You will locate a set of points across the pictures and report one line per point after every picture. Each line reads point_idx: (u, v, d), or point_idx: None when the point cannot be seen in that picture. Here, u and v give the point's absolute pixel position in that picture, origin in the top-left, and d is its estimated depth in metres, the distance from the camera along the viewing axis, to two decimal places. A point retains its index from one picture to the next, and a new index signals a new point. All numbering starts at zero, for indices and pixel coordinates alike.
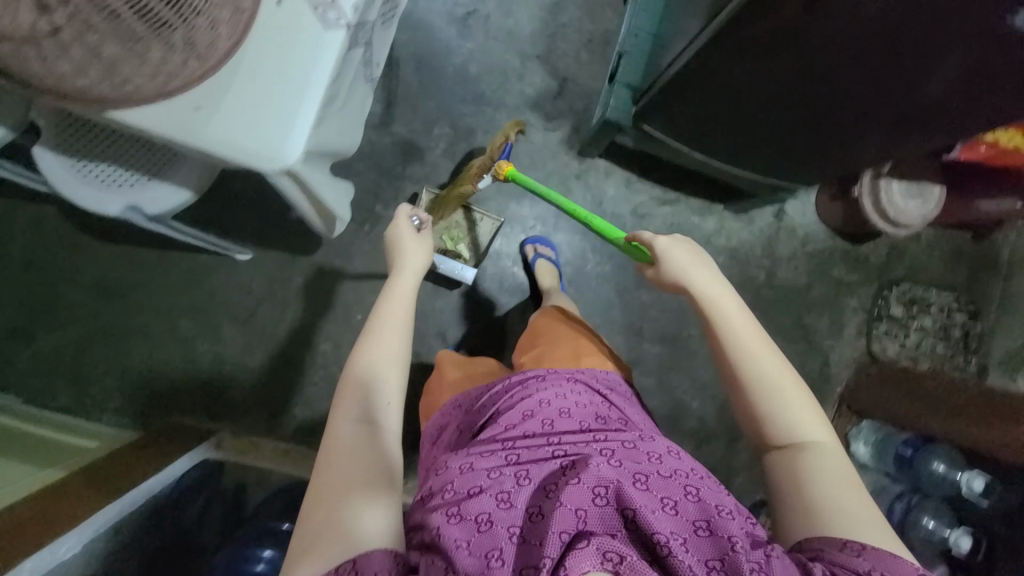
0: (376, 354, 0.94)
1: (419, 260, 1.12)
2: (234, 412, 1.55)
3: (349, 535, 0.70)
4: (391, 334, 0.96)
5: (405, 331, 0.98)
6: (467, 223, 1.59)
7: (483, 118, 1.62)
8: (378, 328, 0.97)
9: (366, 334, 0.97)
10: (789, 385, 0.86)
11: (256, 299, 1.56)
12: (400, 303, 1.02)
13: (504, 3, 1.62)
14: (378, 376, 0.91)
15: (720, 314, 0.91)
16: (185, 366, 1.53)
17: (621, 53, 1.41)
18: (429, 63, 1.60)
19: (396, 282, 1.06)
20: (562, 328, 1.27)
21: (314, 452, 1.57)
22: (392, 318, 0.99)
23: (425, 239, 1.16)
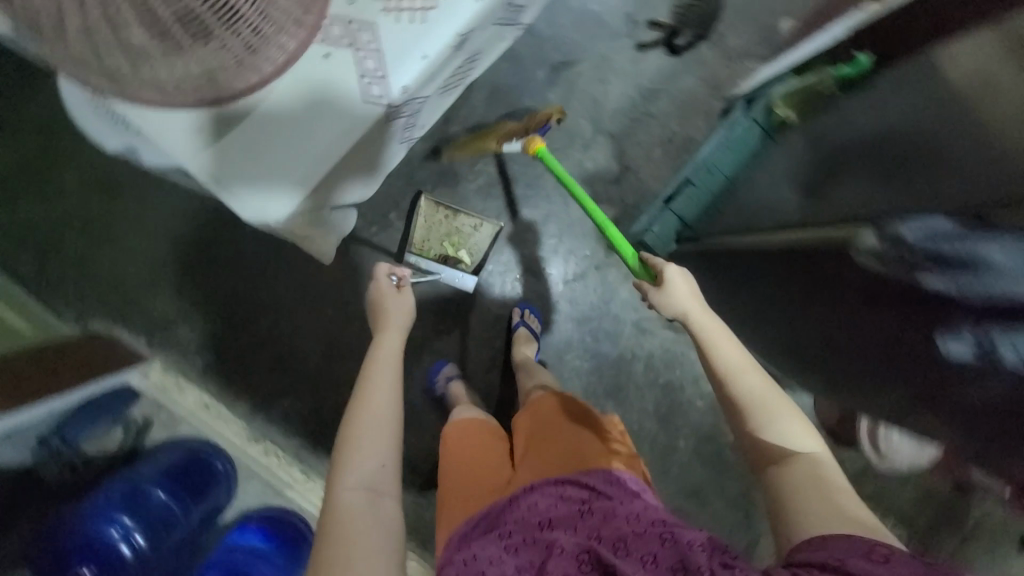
0: (367, 415, 0.85)
1: (399, 328, 1.03)
2: (173, 348, 1.51)
3: None
4: (377, 398, 0.87)
5: (394, 395, 0.89)
6: (466, 230, 1.52)
7: (531, 173, 1.56)
8: (368, 395, 0.88)
9: (355, 400, 0.87)
10: (777, 398, 0.85)
11: (239, 252, 1.51)
12: (387, 368, 0.93)
13: (601, 68, 1.51)
14: (369, 438, 0.82)
15: (715, 335, 0.93)
16: (148, 286, 1.50)
17: (686, 181, 1.35)
18: (502, 96, 1.51)
19: (382, 347, 0.98)
20: (565, 408, 1.13)
21: (231, 417, 1.54)
22: (380, 380, 0.91)
23: (405, 304, 1.08)
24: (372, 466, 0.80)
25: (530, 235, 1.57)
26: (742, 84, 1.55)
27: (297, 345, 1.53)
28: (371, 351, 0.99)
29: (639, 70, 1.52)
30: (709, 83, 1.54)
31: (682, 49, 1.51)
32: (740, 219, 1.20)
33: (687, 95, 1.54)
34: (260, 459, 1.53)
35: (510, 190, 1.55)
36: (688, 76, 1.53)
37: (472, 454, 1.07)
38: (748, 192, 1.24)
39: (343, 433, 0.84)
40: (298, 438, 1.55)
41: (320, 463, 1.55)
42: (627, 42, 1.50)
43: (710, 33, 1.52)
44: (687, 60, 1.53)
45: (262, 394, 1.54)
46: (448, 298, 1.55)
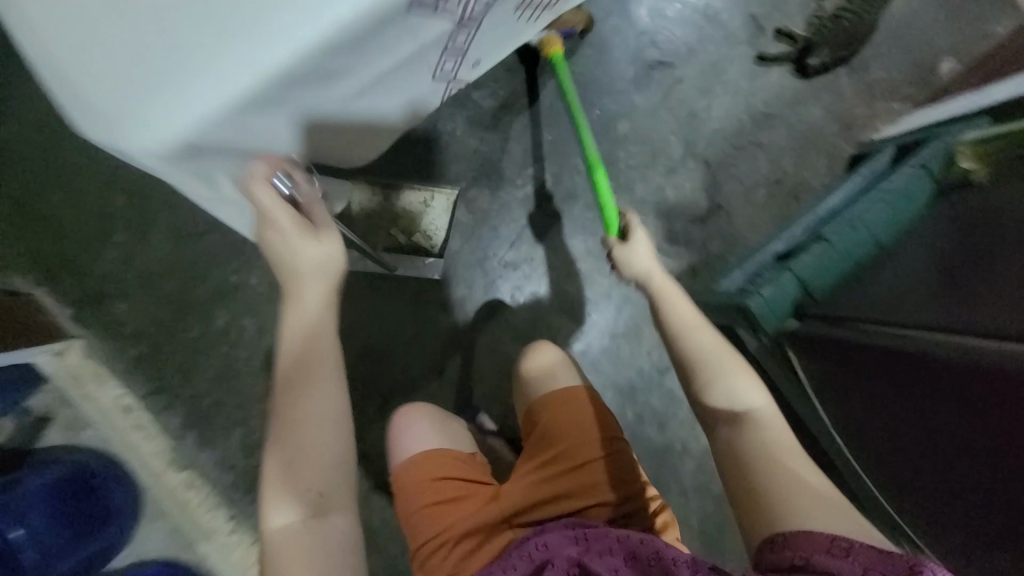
0: (303, 434, 0.61)
1: (322, 292, 0.65)
2: (103, 329, 1.17)
3: None
4: (312, 402, 0.62)
5: (335, 401, 0.63)
6: (417, 206, 1.13)
7: (595, 190, 1.19)
8: (296, 402, 0.62)
9: (283, 405, 0.62)
10: (715, 356, 0.74)
11: (209, 224, 1.17)
12: (333, 364, 0.65)
13: (708, 77, 1.18)
14: (310, 456, 0.61)
15: (668, 297, 0.82)
16: (89, 243, 1.16)
17: (820, 237, 0.92)
18: (577, 88, 1.17)
19: (309, 324, 0.65)
20: (561, 408, 0.83)
21: (154, 430, 1.18)
22: (319, 379, 0.63)
23: (337, 257, 0.64)
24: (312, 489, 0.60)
25: (580, 270, 1.20)
26: (879, 127, 1.21)
27: (258, 355, 1.19)
28: (296, 330, 0.65)
29: (756, 89, 1.18)
30: (839, 119, 1.20)
31: (812, 71, 1.18)
32: (903, 306, 0.79)
33: (810, 129, 1.19)
34: (180, 491, 1.17)
35: (564, 209, 1.20)
36: (815, 107, 1.19)
37: (442, 475, 0.81)
38: (915, 266, 0.83)
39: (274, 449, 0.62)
40: (234, 473, 1.19)
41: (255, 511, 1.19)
42: (746, 51, 1.18)
43: (850, 58, 1.19)
44: (817, 87, 1.19)
45: (199, 409, 1.18)
46: (458, 332, 1.18)
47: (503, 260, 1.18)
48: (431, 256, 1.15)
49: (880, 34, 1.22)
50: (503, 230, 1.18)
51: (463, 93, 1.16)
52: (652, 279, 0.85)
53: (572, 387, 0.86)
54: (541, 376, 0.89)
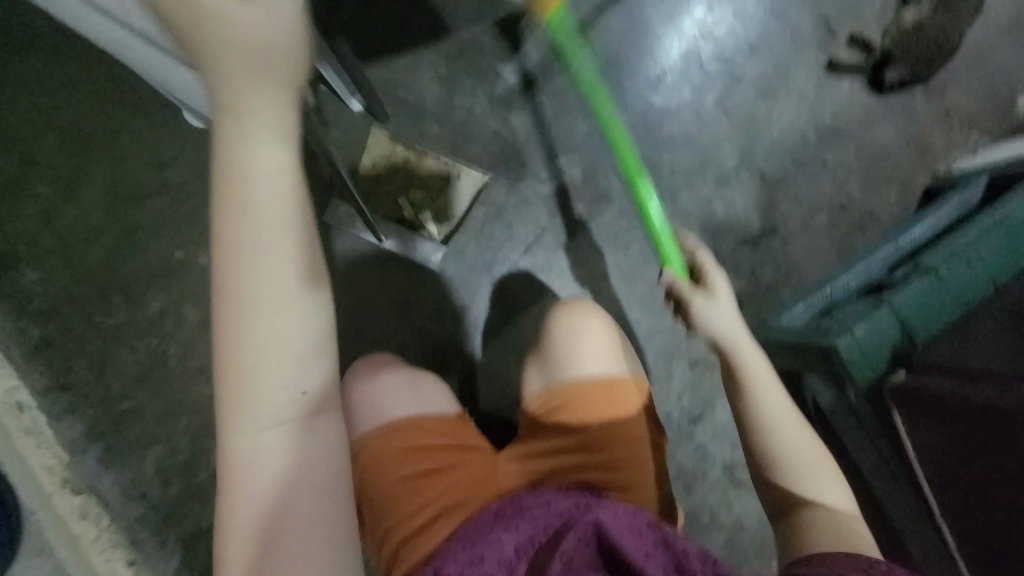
0: (266, 386, 0.38)
1: (267, 121, 0.35)
2: (3, 302, 0.92)
3: None
4: (276, 334, 0.37)
5: (309, 335, 0.38)
6: (432, 181, 0.96)
7: (633, 195, 0.99)
8: (245, 337, 0.37)
9: (223, 337, 0.37)
10: (812, 468, 0.64)
11: (157, 184, 0.94)
12: (299, 264, 0.37)
13: (771, 81, 1.02)
14: (285, 420, 0.39)
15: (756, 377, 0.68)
16: (4, 194, 0.93)
17: (926, 268, 0.74)
18: (620, 75, 1.00)
19: (249, 185, 0.35)
20: (591, 392, 0.71)
21: (51, 439, 0.92)
22: (282, 296, 0.37)
23: (292, 51, 0.34)
24: (293, 464, 0.40)
25: (606, 287, 0.99)
26: (957, 158, 1.05)
27: (196, 353, 0.94)
28: (224, 193, 0.35)
29: (823, 99, 1.02)
30: (914, 144, 1.04)
31: (888, 86, 1.03)
32: None
33: (881, 152, 1.03)
34: (69, 523, 0.90)
35: (594, 213, 0.99)
36: (887, 127, 1.04)
37: (430, 445, 0.69)
38: None
39: (222, 407, 0.39)
40: (145, 503, 0.93)
41: (165, 556, 0.92)
42: (814, 57, 1.03)
43: (929, 77, 1.04)
44: (890, 106, 1.04)
45: (112, 416, 0.93)
46: (450, 348, 0.96)
47: (515, 265, 0.98)
48: (433, 241, 0.96)
49: (962, 54, 1.07)
50: (518, 230, 0.98)
51: (487, 65, 0.98)
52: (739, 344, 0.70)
53: (607, 368, 0.73)
54: (568, 344, 0.75)
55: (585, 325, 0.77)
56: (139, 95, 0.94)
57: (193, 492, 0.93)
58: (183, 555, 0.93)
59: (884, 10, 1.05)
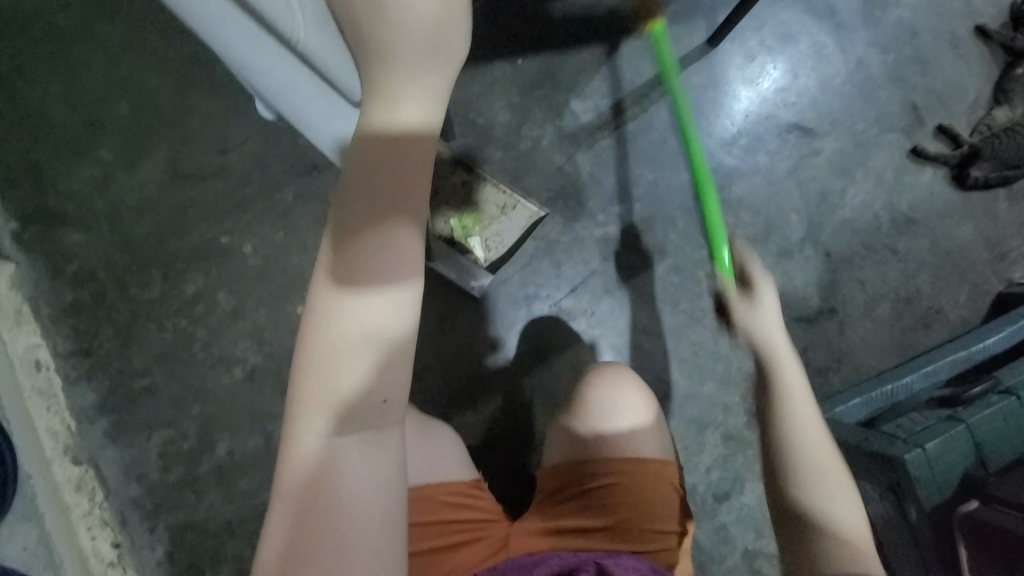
0: (333, 387, 0.33)
1: (419, 97, 0.31)
2: (43, 261, 0.92)
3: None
4: (352, 315, 0.32)
5: (396, 337, 0.32)
6: (489, 207, 0.92)
7: (689, 251, 0.96)
8: (329, 325, 0.32)
9: (307, 313, 0.33)
10: (818, 436, 0.54)
11: (218, 168, 0.94)
12: (395, 241, 0.31)
13: (851, 159, 0.98)
14: (348, 405, 0.33)
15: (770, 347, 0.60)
16: (68, 153, 0.94)
17: (1006, 390, 0.68)
18: (695, 127, 0.98)
19: (382, 158, 0.31)
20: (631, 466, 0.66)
21: (64, 403, 0.90)
22: (366, 270, 0.31)
23: (458, 38, 0.31)
24: (345, 471, 0.34)
25: (648, 342, 0.94)
26: None
27: (222, 341, 0.92)
28: (351, 161, 0.32)
29: (902, 185, 0.98)
30: (990, 247, 0.99)
31: (972, 183, 0.98)
32: None
33: (955, 249, 0.98)
34: (63, 494, 0.87)
35: (647, 264, 0.95)
36: (965, 224, 0.99)
37: (446, 518, 0.65)
38: None
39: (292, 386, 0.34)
40: (141, 486, 0.90)
41: (151, 545, 0.89)
42: (897, 141, 0.99)
43: (1015, 181, 1.00)
44: (971, 204, 0.99)
45: (126, 390, 0.91)
46: (477, 379, 0.93)
47: (557, 304, 0.94)
48: (479, 267, 0.91)
49: None
50: (566, 268, 0.95)
51: (561, 100, 0.97)
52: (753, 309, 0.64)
53: (642, 445, 0.68)
54: (602, 406, 0.71)
55: (619, 380, 0.73)
56: (217, 79, 0.95)
57: (189, 482, 0.90)
58: (168, 547, 0.89)
59: (976, 105, 1.02)
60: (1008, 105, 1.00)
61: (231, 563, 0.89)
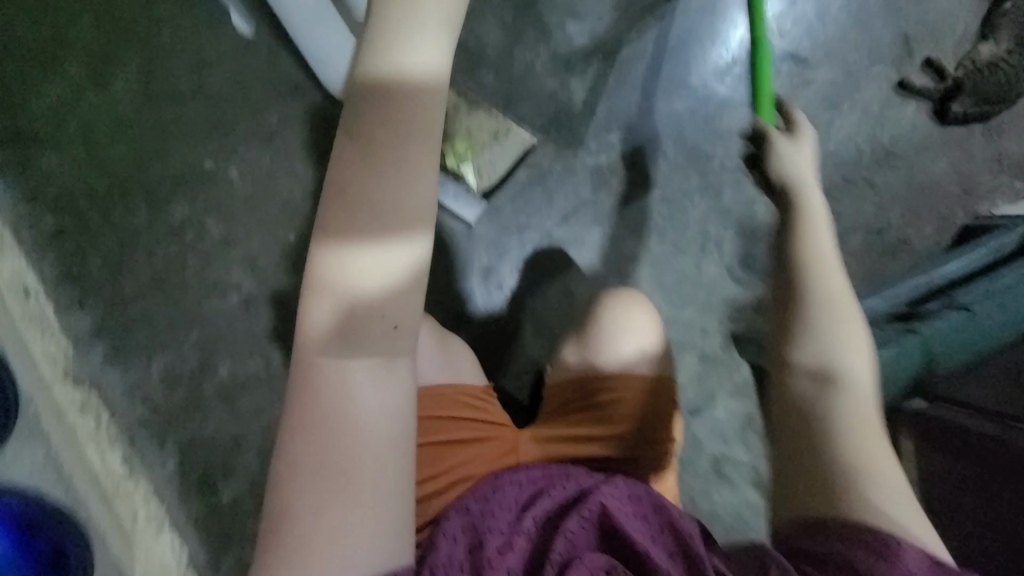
0: (342, 323, 0.35)
1: (434, 1, 0.32)
2: (19, 184, 0.89)
3: (344, 505, 0.37)
4: (363, 243, 0.34)
5: (404, 281, 0.35)
6: (482, 134, 0.91)
7: (677, 181, 0.98)
8: (335, 262, 0.34)
9: (318, 244, 0.35)
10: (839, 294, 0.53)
11: (195, 87, 0.90)
12: (409, 154, 0.33)
13: (840, 91, 0.99)
14: (361, 334, 0.36)
15: (831, 308, 0.52)
16: (33, 67, 0.88)
17: (962, 305, 0.75)
18: (689, 54, 0.96)
19: (381, 106, 0.32)
20: (628, 396, 0.72)
21: (58, 329, 0.90)
22: (378, 197, 0.33)
23: None
24: (354, 397, 0.36)
25: (635, 270, 0.98)
26: (999, 203, 1.05)
27: (214, 268, 0.92)
28: (352, 103, 0.33)
29: (886, 118, 1.00)
30: (960, 182, 1.04)
31: (951, 118, 1.01)
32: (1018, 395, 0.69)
33: (928, 183, 1.02)
34: None
35: (636, 194, 0.97)
36: (940, 159, 1.03)
37: (458, 415, 0.71)
38: None
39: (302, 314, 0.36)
40: (146, 407, 0.93)
41: (161, 461, 0.93)
42: (886, 74, 1.00)
43: (991, 116, 1.03)
44: (947, 139, 1.03)
45: (121, 316, 0.91)
46: (470, 305, 0.95)
47: (548, 232, 0.96)
48: (472, 194, 0.93)
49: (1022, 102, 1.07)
50: (557, 197, 0.96)
51: (556, 21, 0.94)
52: (816, 255, 0.55)
53: (639, 373, 0.73)
54: (609, 333, 0.76)
55: (626, 313, 0.79)
56: None
57: (193, 403, 0.93)
58: (179, 462, 0.93)
59: (963, 39, 1.02)
60: (992, 39, 1.01)
61: (240, 476, 0.94)
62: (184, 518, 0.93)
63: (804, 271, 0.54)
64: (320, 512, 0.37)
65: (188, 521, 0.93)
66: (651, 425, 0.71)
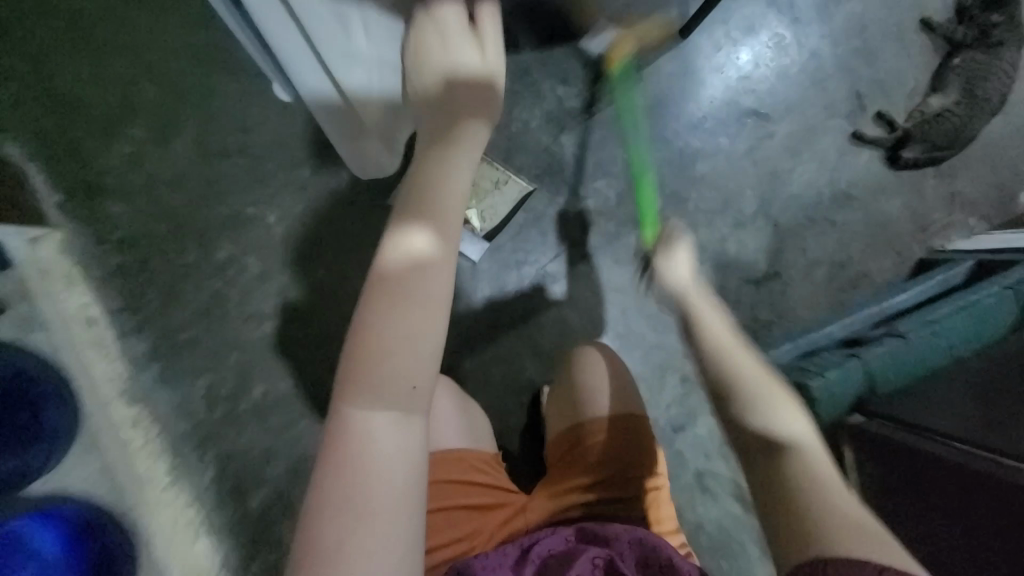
0: (377, 353, 0.47)
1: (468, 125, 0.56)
2: (91, 228, 1.04)
3: (368, 519, 0.45)
4: (403, 285, 0.48)
5: (430, 309, 0.49)
6: (484, 183, 1.05)
7: (657, 221, 1.11)
8: (377, 303, 0.48)
9: (369, 291, 0.49)
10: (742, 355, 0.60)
11: (241, 146, 1.05)
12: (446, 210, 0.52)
13: (801, 141, 1.12)
14: (389, 362, 0.47)
15: (745, 375, 0.57)
16: (106, 131, 1.04)
17: (898, 334, 0.87)
18: (665, 112, 1.10)
19: (427, 188, 0.52)
20: (606, 434, 0.82)
21: (117, 352, 1.04)
22: (418, 248, 0.50)
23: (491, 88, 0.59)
24: (383, 415, 0.47)
25: (621, 300, 1.10)
26: (952, 238, 1.16)
27: (252, 300, 1.06)
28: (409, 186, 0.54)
29: (843, 164, 1.13)
30: (915, 219, 1.15)
31: (903, 163, 1.13)
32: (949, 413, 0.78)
33: (884, 221, 1.14)
34: (122, 429, 1.03)
35: (621, 232, 1.10)
36: (895, 199, 1.15)
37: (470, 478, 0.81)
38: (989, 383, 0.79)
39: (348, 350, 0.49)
40: (190, 422, 1.06)
41: (201, 470, 1.05)
42: (842, 126, 1.13)
43: (941, 161, 1.15)
44: (901, 182, 1.15)
45: (171, 342, 1.05)
46: (474, 332, 1.08)
47: (543, 267, 1.09)
48: (475, 235, 1.06)
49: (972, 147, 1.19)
50: (550, 236, 1.09)
51: (547, 86, 1.09)
52: (704, 326, 0.64)
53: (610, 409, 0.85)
54: (585, 375, 0.90)
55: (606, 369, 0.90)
56: (238, 65, 1.05)
57: (230, 418, 1.06)
58: (216, 471, 1.05)
59: (912, 94, 1.15)
60: (939, 93, 1.14)
61: (269, 484, 1.06)
62: (219, 522, 1.04)
63: (709, 347, 0.61)
64: (347, 531, 0.44)
65: (222, 525, 1.04)
66: (633, 465, 0.80)
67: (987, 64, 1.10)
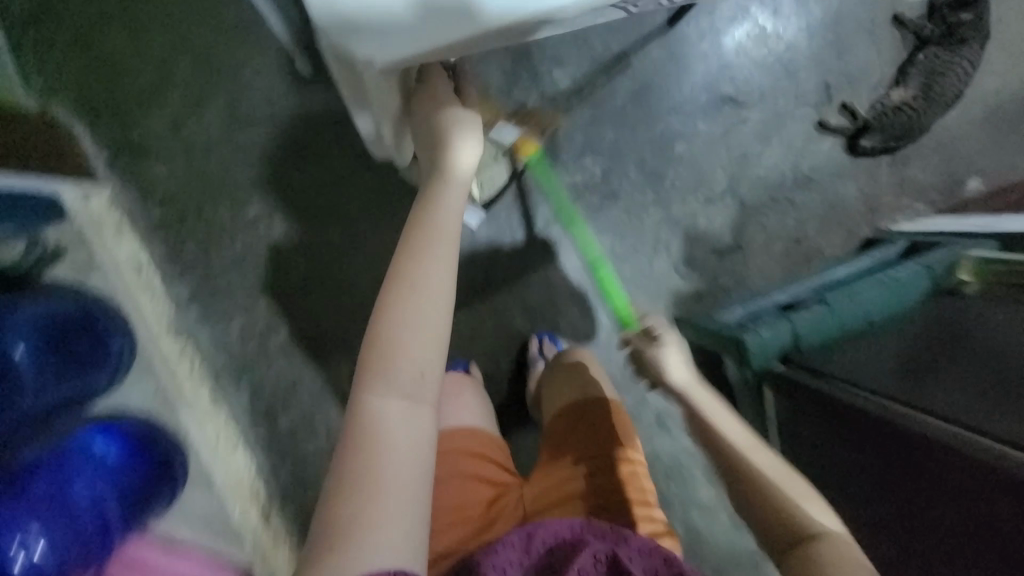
0: (390, 353, 0.57)
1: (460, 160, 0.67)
2: (136, 184, 1.18)
3: (382, 499, 0.53)
4: (412, 295, 0.58)
5: (433, 313, 0.59)
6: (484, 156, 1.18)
7: (636, 196, 1.25)
8: (390, 311, 0.58)
9: (382, 302, 0.59)
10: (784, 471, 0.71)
11: (268, 116, 1.18)
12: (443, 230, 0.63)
13: (771, 127, 1.25)
14: (400, 362, 0.57)
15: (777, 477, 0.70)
16: (146, 97, 1.16)
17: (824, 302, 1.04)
18: (650, 96, 1.22)
19: (430, 213, 0.64)
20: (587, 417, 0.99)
21: (164, 294, 1.21)
22: (424, 262, 0.60)
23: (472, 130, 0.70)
24: (394, 410, 0.56)
25: (601, 264, 1.26)
26: (897, 220, 1.31)
27: (279, 252, 1.22)
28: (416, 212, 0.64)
29: (807, 149, 1.26)
30: (866, 202, 1.30)
31: (861, 151, 1.26)
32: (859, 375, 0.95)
33: (838, 202, 1.28)
34: (171, 358, 1.21)
35: (604, 205, 1.25)
36: (850, 183, 1.28)
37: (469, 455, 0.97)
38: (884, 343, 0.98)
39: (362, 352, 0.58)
40: (227, 355, 1.24)
41: (238, 395, 1.24)
42: (809, 114, 1.25)
43: (896, 150, 1.27)
44: (858, 167, 1.28)
45: (209, 286, 1.22)
46: (471, 288, 1.24)
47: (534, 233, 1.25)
48: (474, 204, 1.19)
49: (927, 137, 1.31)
50: (542, 206, 1.24)
51: (544, 67, 1.19)
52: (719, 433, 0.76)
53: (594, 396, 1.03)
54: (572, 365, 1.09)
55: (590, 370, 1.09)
56: (263, 40, 1.16)
57: (261, 353, 1.24)
58: (251, 397, 1.25)
59: (877, 86, 1.26)
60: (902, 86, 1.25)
61: (295, 408, 1.25)
62: (254, 438, 1.25)
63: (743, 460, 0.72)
64: (360, 513, 0.53)
65: (257, 440, 1.25)
66: (608, 442, 0.96)
67: (946, 62, 1.21)
